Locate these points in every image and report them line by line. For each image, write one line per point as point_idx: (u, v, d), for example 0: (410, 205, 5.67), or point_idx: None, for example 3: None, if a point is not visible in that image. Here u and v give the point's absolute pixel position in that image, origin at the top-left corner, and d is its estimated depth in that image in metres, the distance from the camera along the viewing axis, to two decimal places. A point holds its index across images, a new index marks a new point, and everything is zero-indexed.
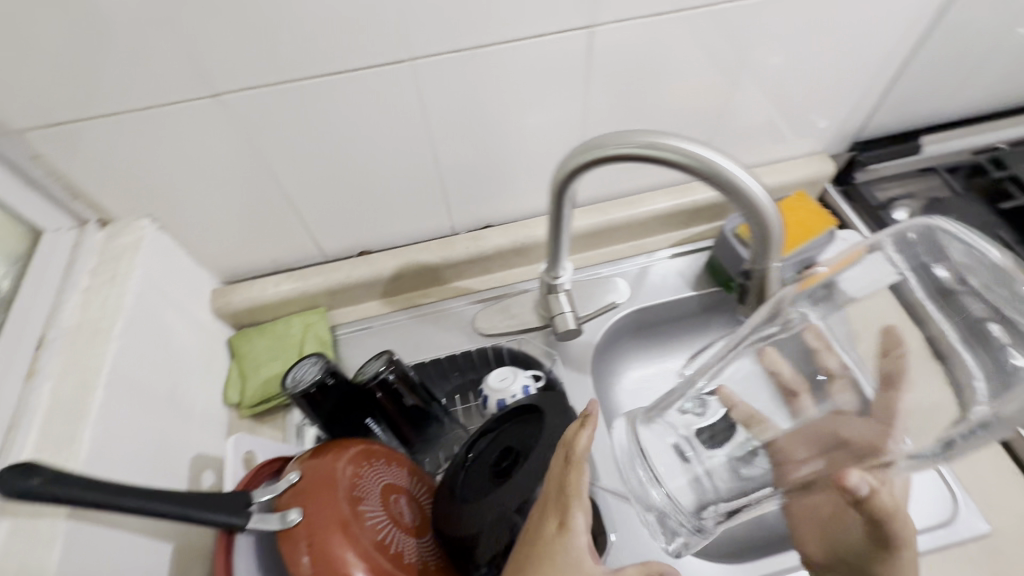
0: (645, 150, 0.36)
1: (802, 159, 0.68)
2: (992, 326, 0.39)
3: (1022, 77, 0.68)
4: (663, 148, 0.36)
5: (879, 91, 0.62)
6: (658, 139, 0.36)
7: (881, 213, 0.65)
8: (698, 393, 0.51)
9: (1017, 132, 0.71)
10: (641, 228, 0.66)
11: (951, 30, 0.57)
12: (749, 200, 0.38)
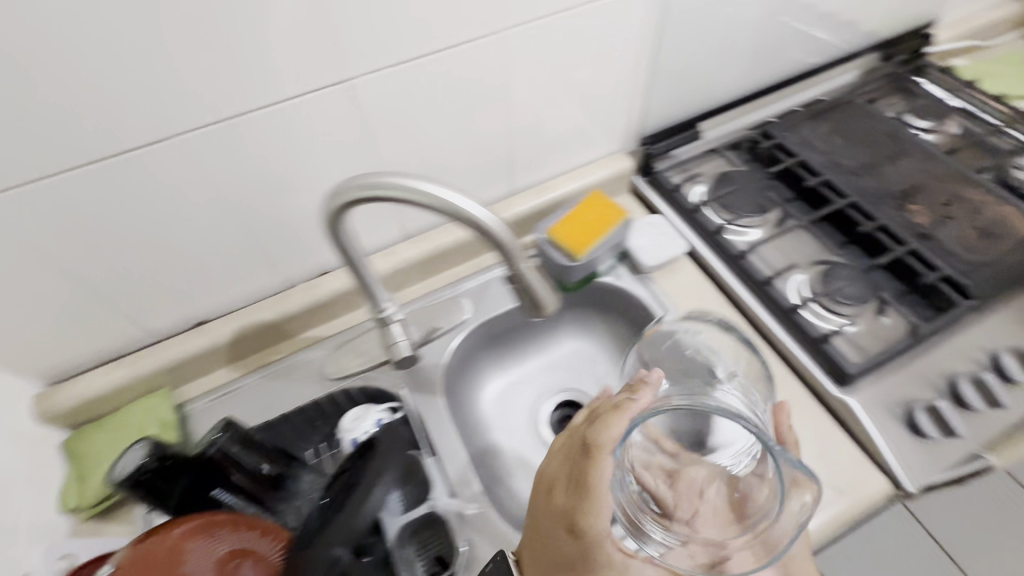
0: (367, 190, 0.40)
1: (606, 158, 0.76)
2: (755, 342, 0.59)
3: (764, 61, 0.80)
4: (381, 186, 0.40)
5: (648, 90, 0.71)
6: (379, 178, 0.41)
7: (677, 194, 0.73)
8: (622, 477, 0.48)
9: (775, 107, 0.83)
10: (473, 246, 0.70)
11: (684, 34, 0.67)
12: (471, 222, 0.41)
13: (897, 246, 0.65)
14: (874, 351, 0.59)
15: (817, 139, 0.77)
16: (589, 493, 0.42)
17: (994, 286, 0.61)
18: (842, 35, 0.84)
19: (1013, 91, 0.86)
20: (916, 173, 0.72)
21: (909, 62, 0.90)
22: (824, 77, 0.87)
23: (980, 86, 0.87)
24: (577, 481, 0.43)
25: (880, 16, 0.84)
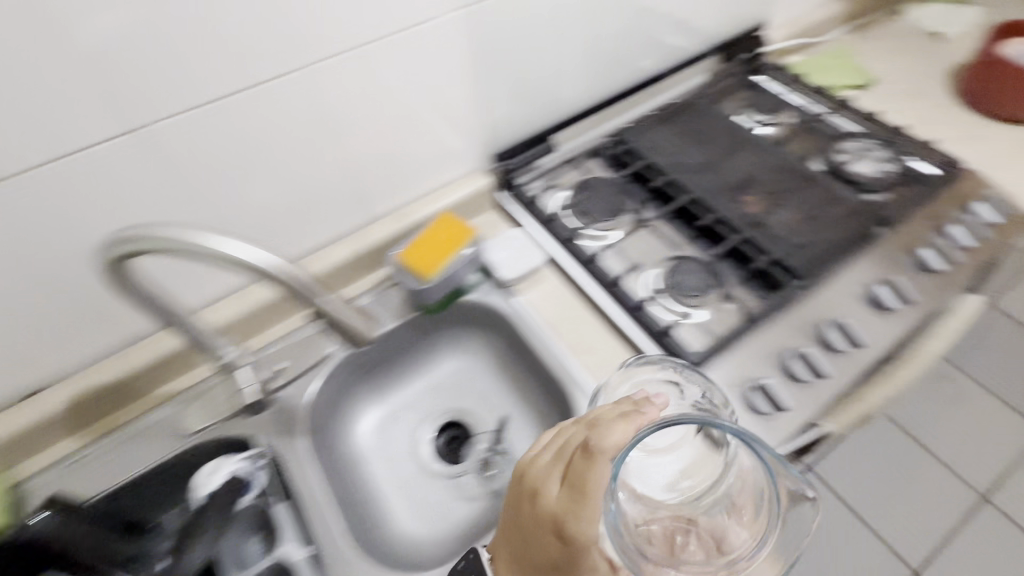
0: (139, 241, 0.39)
1: (465, 178, 0.77)
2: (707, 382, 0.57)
3: (606, 72, 0.84)
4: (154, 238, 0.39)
5: (495, 108, 0.73)
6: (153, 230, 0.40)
7: (535, 206, 0.76)
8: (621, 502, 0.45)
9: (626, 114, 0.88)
10: (334, 279, 0.69)
11: (514, 54, 0.70)
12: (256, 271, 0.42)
13: (732, 235, 0.69)
14: (718, 336, 0.63)
15: (664, 140, 0.81)
16: (585, 499, 0.42)
17: (817, 262, 0.66)
18: (679, 42, 0.90)
19: (837, 82, 0.94)
20: (751, 165, 0.77)
21: (746, 62, 0.97)
22: (671, 82, 0.93)
23: (809, 80, 0.95)
24: (572, 486, 0.43)
25: (711, 22, 0.91)
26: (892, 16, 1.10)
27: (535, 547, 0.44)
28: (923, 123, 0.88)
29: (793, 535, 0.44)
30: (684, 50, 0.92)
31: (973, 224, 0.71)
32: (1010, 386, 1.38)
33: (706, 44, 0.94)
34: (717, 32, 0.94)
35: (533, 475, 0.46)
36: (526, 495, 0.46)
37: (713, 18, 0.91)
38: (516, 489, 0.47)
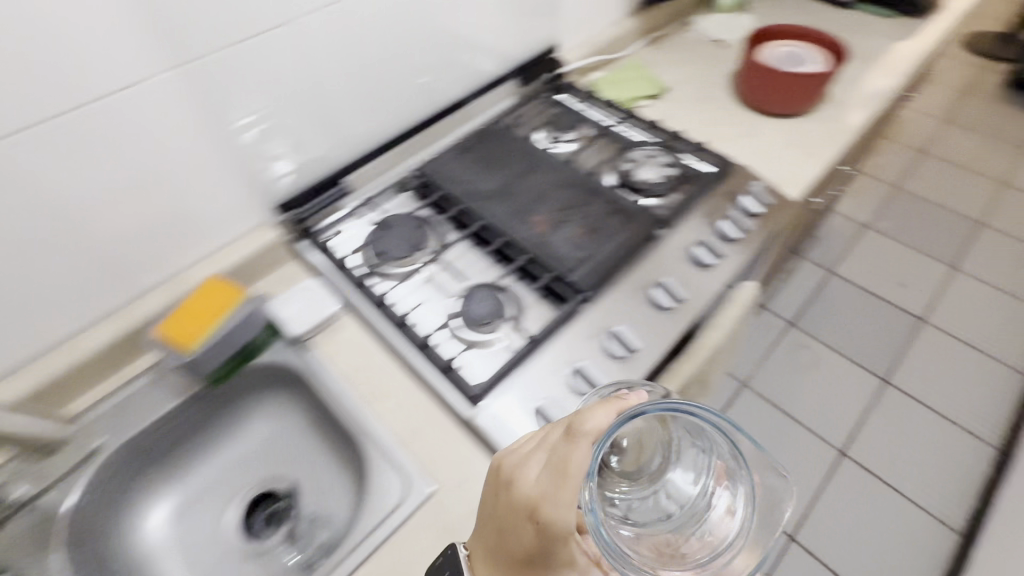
0: None
1: (252, 235, 0.75)
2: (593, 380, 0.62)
3: (397, 110, 0.85)
4: None
5: (271, 158, 0.72)
6: None
7: (329, 250, 0.75)
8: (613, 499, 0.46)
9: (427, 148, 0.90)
10: (97, 365, 0.64)
11: (278, 101, 0.68)
12: None
13: (520, 256, 0.71)
14: (504, 360, 0.64)
15: (464, 166, 0.83)
16: (560, 479, 0.41)
17: (600, 270, 0.69)
18: (477, 67, 0.93)
19: (632, 93, 1.01)
20: (542, 184, 0.80)
21: (550, 81, 1.02)
22: (477, 106, 0.95)
23: (607, 94, 1.01)
24: (551, 468, 0.41)
25: (506, 46, 0.95)
26: (683, 29, 1.20)
27: (513, 538, 0.43)
28: (706, 125, 0.96)
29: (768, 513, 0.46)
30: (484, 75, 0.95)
31: (738, 215, 0.78)
32: (853, 345, 1.52)
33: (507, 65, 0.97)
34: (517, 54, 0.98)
35: (506, 464, 0.44)
36: (505, 479, 0.44)
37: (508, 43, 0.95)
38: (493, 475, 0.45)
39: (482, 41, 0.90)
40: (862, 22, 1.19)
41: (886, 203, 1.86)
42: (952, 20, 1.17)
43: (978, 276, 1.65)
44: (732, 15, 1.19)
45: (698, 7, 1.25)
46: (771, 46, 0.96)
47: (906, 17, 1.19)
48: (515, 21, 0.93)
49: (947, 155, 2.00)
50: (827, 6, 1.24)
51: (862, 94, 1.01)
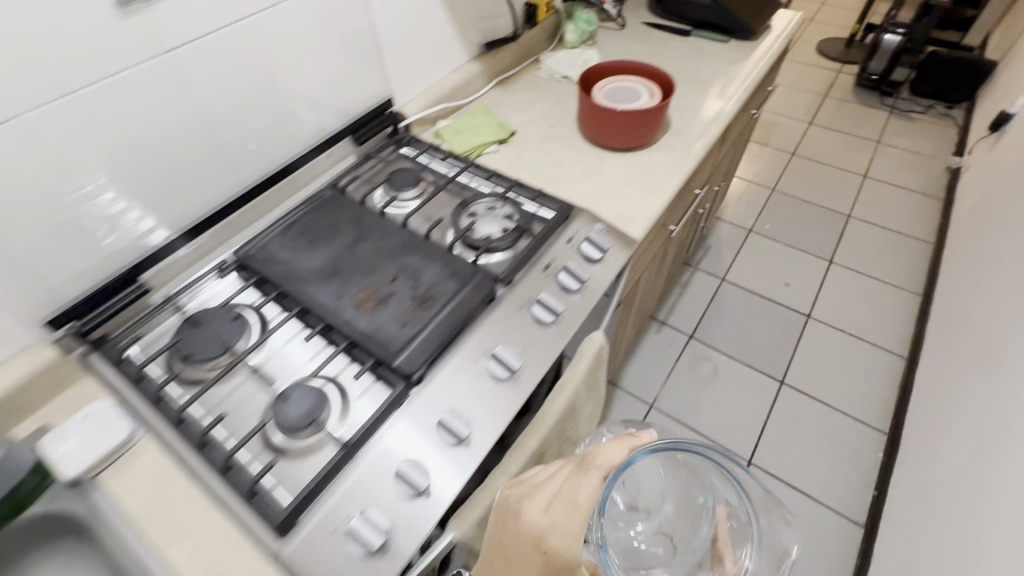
0: None
1: (22, 357, 0.64)
2: (414, 487, 0.55)
3: (213, 188, 0.76)
4: None
5: (34, 267, 0.61)
6: None
7: (126, 363, 0.65)
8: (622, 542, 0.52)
9: (252, 224, 0.82)
10: None
11: (29, 204, 0.58)
12: None
13: (340, 339, 0.66)
14: (317, 472, 0.56)
15: (287, 246, 0.76)
16: (567, 506, 0.49)
17: (432, 348, 0.64)
18: (308, 132, 0.86)
19: (478, 139, 0.99)
20: (375, 254, 0.75)
21: (391, 137, 0.98)
22: (311, 172, 0.89)
23: (452, 143, 0.98)
24: (564, 499, 0.49)
25: (339, 107, 0.89)
26: (534, 68, 1.20)
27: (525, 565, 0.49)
28: (554, 167, 0.95)
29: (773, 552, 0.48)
30: (318, 139, 0.88)
31: (575, 267, 0.76)
32: (749, 349, 1.57)
33: (344, 124, 0.91)
34: (354, 113, 0.92)
35: (515, 499, 0.52)
36: (513, 510, 0.51)
37: (341, 104, 0.89)
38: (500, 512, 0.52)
39: (309, 105, 0.84)
40: (702, 49, 1.24)
41: (765, 207, 1.96)
42: (780, 40, 1.25)
43: (851, 265, 1.76)
44: (580, 51, 1.21)
45: (547, 45, 1.26)
46: (605, 81, 0.97)
47: (738, 41, 1.25)
48: (345, 81, 0.87)
49: (813, 155, 2.16)
50: (668, 35, 1.29)
51: (701, 120, 1.04)
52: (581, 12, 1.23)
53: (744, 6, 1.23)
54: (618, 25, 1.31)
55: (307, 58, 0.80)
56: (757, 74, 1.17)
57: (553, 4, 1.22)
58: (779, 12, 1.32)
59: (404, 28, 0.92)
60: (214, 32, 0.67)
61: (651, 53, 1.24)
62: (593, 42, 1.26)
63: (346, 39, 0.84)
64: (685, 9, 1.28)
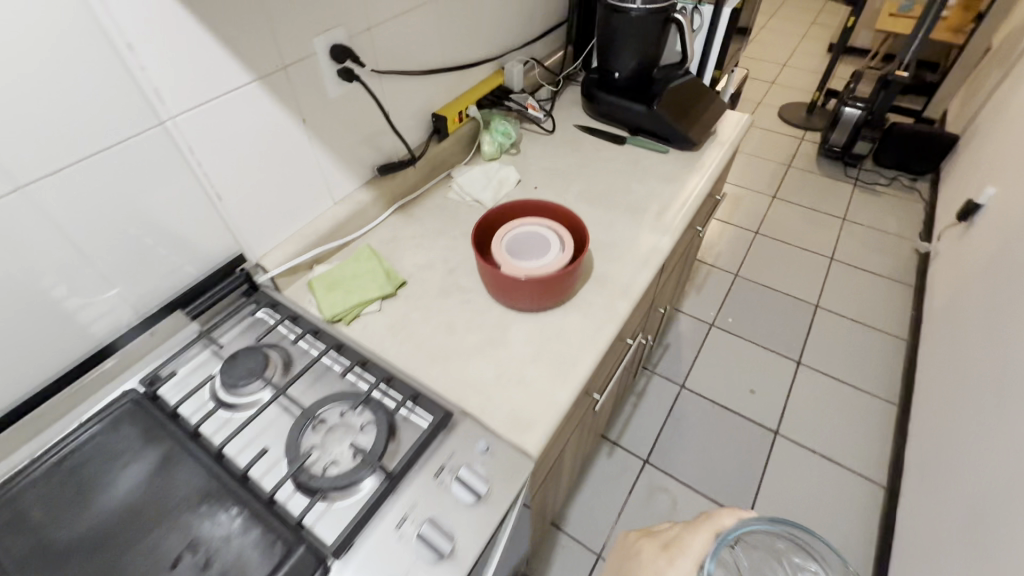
0: None
1: None
2: None
3: None
4: None
5: None
6: None
7: None
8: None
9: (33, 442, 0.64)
10: None
11: None
12: None
13: None
14: None
15: (46, 499, 0.56)
16: (686, 552, 0.50)
17: None
18: (117, 314, 0.67)
19: (355, 295, 0.81)
20: (165, 508, 0.56)
21: (243, 297, 0.79)
22: (123, 361, 0.69)
23: (322, 300, 0.80)
24: (681, 544, 0.51)
25: (160, 278, 0.70)
26: (443, 187, 1.04)
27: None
28: (444, 336, 0.77)
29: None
30: (133, 319, 0.69)
31: (443, 522, 0.56)
32: (711, 476, 1.38)
33: (174, 295, 0.73)
34: (185, 280, 0.73)
35: (649, 560, 0.52)
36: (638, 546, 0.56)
37: (161, 273, 0.70)
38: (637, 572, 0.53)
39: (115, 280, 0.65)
40: (637, 160, 1.09)
41: (727, 296, 1.81)
42: (724, 150, 1.11)
43: (821, 368, 1.60)
44: (497, 166, 1.05)
45: (464, 154, 1.10)
46: (507, 227, 0.80)
47: (679, 150, 1.10)
48: (162, 246, 0.68)
49: (777, 234, 2.03)
50: (601, 141, 1.14)
51: (630, 261, 0.88)
52: (498, 121, 1.08)
53: (682, 115, 1.08)
54: (545, 130, 1.17)
55: (89, 233, 0.60)
56: (699, 193, 1.02)
57: (465, 112, 1.06)
58: (723, 115, 1.18)
59: (248, 170, 0.74)
60: None
61: (580, 165, 1.08)
62: (516, 151, 1.11)
63: (152, 197, 0.64)
64: (619, 114, 1.14)
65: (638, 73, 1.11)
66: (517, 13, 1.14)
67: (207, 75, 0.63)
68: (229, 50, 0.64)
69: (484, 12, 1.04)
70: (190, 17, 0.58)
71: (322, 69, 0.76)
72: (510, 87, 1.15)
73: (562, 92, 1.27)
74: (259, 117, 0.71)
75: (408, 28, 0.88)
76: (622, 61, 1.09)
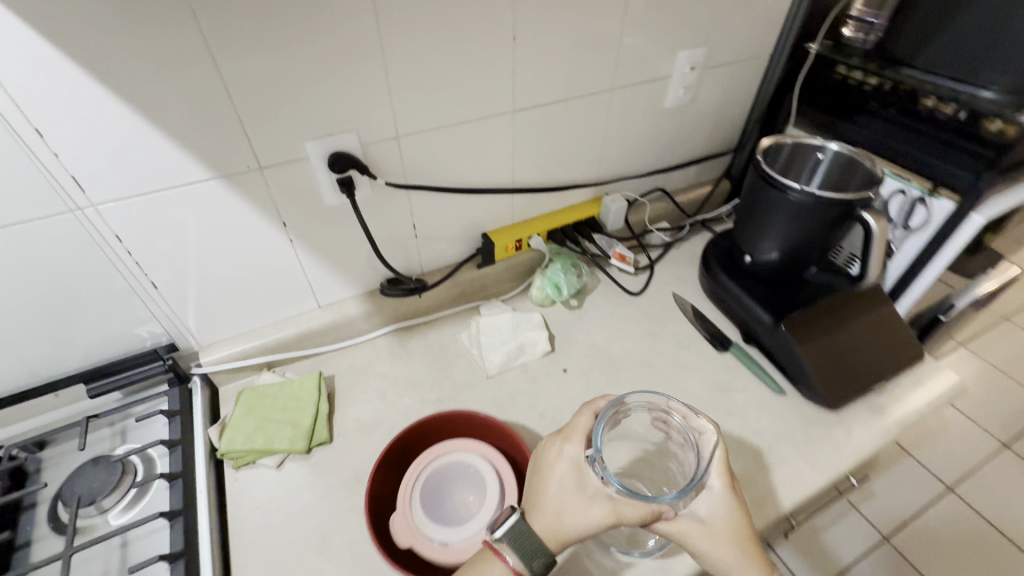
0: None
1: None
2: None
3: None
4: None
5: None
6: None
7: None
8: (592, 462, 0.50)
9: None
10: None
11: None
12: None
13: None
14: None
15: None
16: (574, 435, 0.53)
17: None
18: (60, 361, 0.64)
19: (262, 436, 0.66)
20: None
21: (166, 386, 0.70)
22: (16, 415, 0.65)
23: (230, 425, 0.67)
24: (564, 432, 0.54)
25: (118, 332, 0.65)
26: (462, 320, 0.84)
27: (530, 476, 0.54)
28: (308, 557, 0.58)
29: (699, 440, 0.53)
30: (78, 364, 0.66)
31: None
32: None
33: (127, 350, 0.68)
34: (140, 340, 0.67)
35: (545, 445, 0.55)
36: (539, 465, 0.53)
37: (115, 330, 0.65)
38: (537, 457, 0.54)
39: (59, 334, 0.62)
40: (729, 388, 0.74)
41: (855, 564, 1.25)
42: (878, 432, 0.69)
43: None
44: (535, 320, 0.81)
45: (513, 286, 0.88)
46: (445, 448, 0.57)
47: (800, 396, 0.73)
48: (121, 306, 0.63)
49: (984, 508, 1.34)
50: (695, 335, 0.81)
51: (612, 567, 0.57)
52: (562, 264, 0.83)
53: (826, 353, 0.70)
54: (628, 290, 0.88)
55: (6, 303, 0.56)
56: (798, 493, 0.63)
57: (527, 241, 0.84)
58: (911, 368, 0.74)
59: (199, 261, 0.63)
60: None
61: (644, 360, 0.77)
62: (576, 305, 0.85)
63: (105, 269, 0.59)
64: (734, 307, 0.80)
65: (782, 266, 0.75)
66: (653, 135, 0.87)
67: (150, 166, 0.53)
68: (177, 145, 0.53)
69: (595, 131, 0.80)
70: (124, 110, 0.49)
71: (317, 176, 0.62)
72: (604, 223, 0.89)
73: (685, 240, 0.96)
74: (217, 214, 0.60)
75: (463, 139, 0.70)
76: (762, 245, 0.75)
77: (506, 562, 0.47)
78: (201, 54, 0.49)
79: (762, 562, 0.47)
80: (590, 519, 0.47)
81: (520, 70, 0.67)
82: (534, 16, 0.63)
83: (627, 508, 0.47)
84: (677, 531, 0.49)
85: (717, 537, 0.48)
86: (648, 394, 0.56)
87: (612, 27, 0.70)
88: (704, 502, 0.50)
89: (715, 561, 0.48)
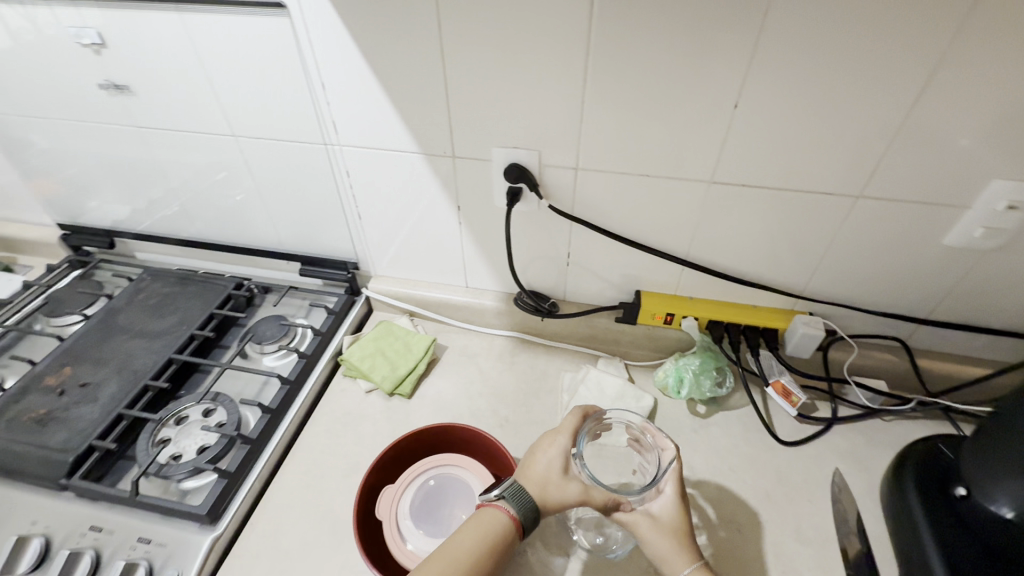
0: None
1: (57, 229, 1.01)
2: None
3: (188, 225, 0.93)
4: None
5: (83, 198, 0.94)
6: None
7: (68, 270, 0.95)
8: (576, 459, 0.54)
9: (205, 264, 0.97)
10: None
11: (85, 172, 0.89)
12: None
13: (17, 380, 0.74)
14: None
15: (152, 301, 0.86)
16: (561, 432, 0.56)
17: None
18: (298, 242, 0.88)
19: (370, 363, 0.78)
20: (133, 354, 0.76)
21: (343, 291, 0.89)
22: (266, 264, 0.93)
23: (357, 342, 0.81)
24: (552, 431, 0.57)
25: (333, 240, 0.85)
26: (576, 361, 0.81)
27: (522, 462, 0.56)
28: (339, 471, 0.68)
29: (658, 453, 0.55)
30: (307, 251, 0.89)
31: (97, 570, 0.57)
32: None
33: (333, 255, 0.88)
34: (343, 251, 0.87)
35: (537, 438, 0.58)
36: (530, 454, 0.56)
37: (331, 237, 0.85)
38: (530, 447, 0.57)
39: (301, 224, 0.84)
40: None
41: None
42: None
43: None
44: (641, 403, 0.73)
45: (647, 357, 0.81)
46: (462, 463, 0.61)
47: None
48: (338, 223, 0.82)
49: None
50: (827, 533, 0.61)
51: None
52: (701, 362, 0.72)
53: None
54: (776, 432, 0.70)
55: (283, 191, 0.80)
56: None
57: (680, 320, 0.75)
58: None
59: (393, 213, 0.78)
60: (200, 156, 0.80)
61: (735, 519, 0.62)
62: (700, 412, 0.73)
63: (337, 192, 0.77)
64: (902, 535, 0.56)
65: (1013, 532, 0.49)
66: (907, 270, 0.65)
67: (382, 130, 0.68)
68: (402, 120, 0.66)
69: (817, 236, 0.65)
70: (376, 85, 0.63)
71: (495, 177, 0.68)
72: (785, 342, 0.72)
73: (893, 415, 0.71)
74: (414, 181, 0.72)
75: (644, 192, 0.66)
76: (990, 484, 0.51)
77: (505, 511, 0.51)
78: (438, 57, 0.59)
79: (696, 556, 0.49)
80: (568, 498, 0.52)
81: (731, 142, 0.59)
82: (769, 90, 0.54)
83: (597, 491, 0.52)
84: (631, 521, 0.51)
85: (664, 534, 0.50)
86: (630, 413, 0.59)
87: (882, 124, 0.54)
88: (655, 502, 0.52)
89: (664, 557, 0.49)
